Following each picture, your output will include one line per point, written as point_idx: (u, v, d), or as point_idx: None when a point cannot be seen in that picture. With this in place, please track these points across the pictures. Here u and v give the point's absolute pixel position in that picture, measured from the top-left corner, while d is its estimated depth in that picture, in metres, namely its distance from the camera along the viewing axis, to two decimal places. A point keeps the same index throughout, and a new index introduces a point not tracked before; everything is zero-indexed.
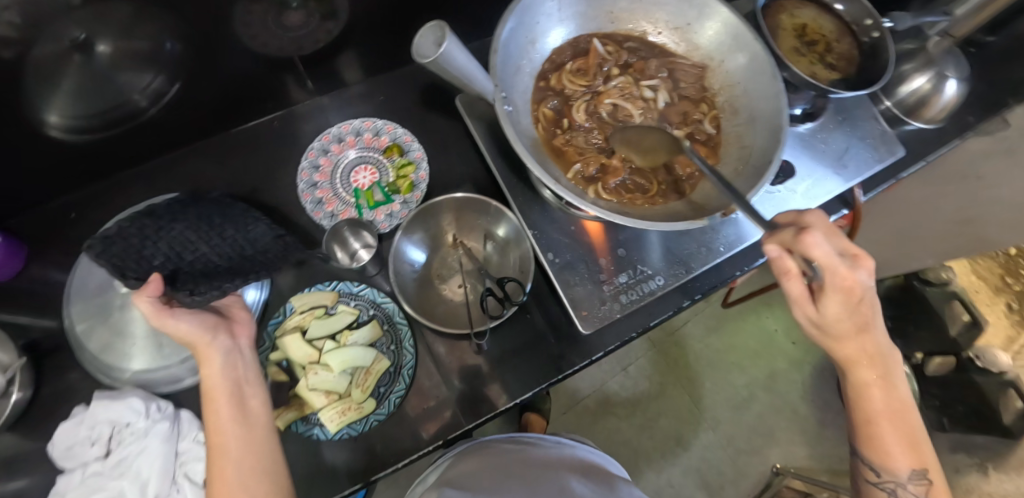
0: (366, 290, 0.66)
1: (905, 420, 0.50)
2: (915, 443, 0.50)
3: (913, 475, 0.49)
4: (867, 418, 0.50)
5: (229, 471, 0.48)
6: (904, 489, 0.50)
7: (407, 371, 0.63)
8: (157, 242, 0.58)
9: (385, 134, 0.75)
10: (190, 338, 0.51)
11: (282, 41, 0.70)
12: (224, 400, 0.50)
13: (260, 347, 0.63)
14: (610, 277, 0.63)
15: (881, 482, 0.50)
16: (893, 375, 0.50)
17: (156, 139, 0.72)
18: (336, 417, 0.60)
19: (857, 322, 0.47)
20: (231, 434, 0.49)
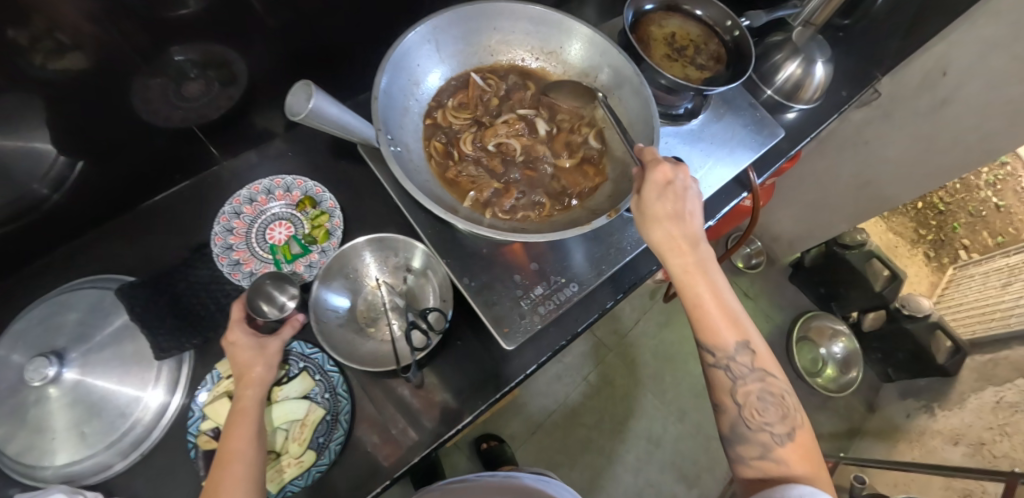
0: (293, 343, 0.66)
1: (723, 300, 0.55)
2: (734, 319, 0.54)
3: (738, 348, 0.53)
4: (695, 303, 0.54)
5: (238, 445, 0.53)
6: (734, 361, 0.53)
7: (345, 417, 0.63)
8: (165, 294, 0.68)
9: (297, 188, 0.76)
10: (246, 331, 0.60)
11: (183, 111, 0.71)
12: (252, 387, 0.56)
13: (191, 418, 0.63)
14: (527, 290, 0.66)
15: (718, 361, 0.54)
16: (707, 263, 0.55)
17: (62, 226, 0.71)
18: (276, 476, 0.60)
19: (671, 207, 0.54)
20: (247, 419, 0.54)
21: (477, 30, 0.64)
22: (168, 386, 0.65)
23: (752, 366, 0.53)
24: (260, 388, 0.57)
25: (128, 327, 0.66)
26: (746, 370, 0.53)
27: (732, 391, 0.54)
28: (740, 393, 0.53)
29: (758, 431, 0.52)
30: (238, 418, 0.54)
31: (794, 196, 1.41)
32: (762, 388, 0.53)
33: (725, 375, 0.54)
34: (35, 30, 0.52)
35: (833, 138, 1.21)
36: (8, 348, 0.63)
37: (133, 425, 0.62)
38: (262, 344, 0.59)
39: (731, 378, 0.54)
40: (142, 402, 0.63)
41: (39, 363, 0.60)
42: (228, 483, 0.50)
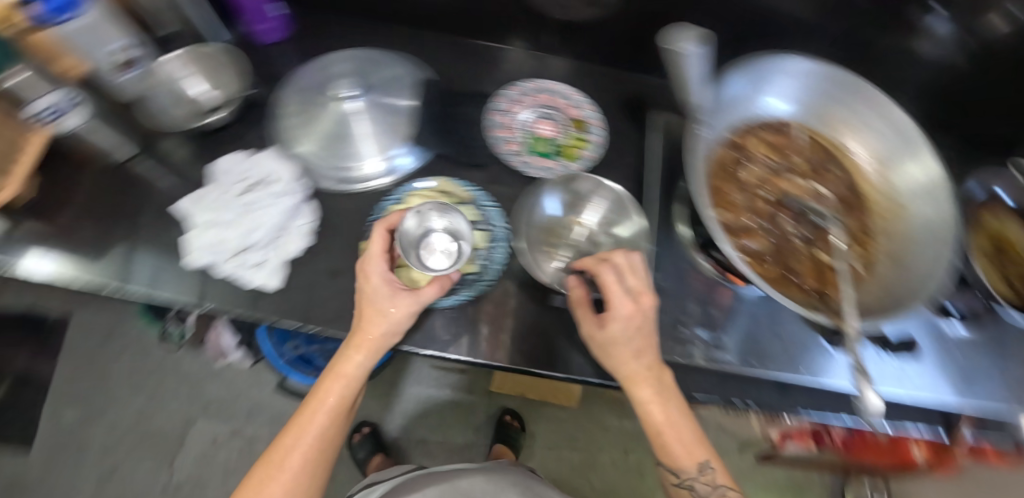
0: (491, 208, 0.73)
1: (685, 435, 0.59)
2: (693, 447, 0.59)
3: (702, 470, 0.59)
4: (655, 430, 0.59)
5: (330, 401, 0.60)
6: (696, 480, 0.59)
7: (482, 286, 0.68)
8: (451, 108, 0.81)
9: (581, 109, 0.82)
10: (375, 287, 0.60)
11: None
12: (367, 340, 0.59)
13: (390, 196, 0.74)
14: (690, 321, 0.69)
15: (681, 479, 0.60)
16: (668, 394, 0.59)
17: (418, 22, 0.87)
18: (401, 280, 0.68)
19: (636, 346, 0.58)
20: (336, 385, 0.60)
21: (832, 99, 0.65)
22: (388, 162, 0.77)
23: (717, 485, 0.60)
24: (365, 356, 0.59)
25: (411, 109, 0.80)
26: (707, 486, 0.60)
27: None
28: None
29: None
30: (338, 371, 0.59)
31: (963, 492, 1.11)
32: None
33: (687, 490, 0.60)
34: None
35: None
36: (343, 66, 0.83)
37: (353, 169, 0.76)
38: (390, 304, 0.59)
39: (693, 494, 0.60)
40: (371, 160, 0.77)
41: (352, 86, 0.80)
42: (302, 433, 0.59)
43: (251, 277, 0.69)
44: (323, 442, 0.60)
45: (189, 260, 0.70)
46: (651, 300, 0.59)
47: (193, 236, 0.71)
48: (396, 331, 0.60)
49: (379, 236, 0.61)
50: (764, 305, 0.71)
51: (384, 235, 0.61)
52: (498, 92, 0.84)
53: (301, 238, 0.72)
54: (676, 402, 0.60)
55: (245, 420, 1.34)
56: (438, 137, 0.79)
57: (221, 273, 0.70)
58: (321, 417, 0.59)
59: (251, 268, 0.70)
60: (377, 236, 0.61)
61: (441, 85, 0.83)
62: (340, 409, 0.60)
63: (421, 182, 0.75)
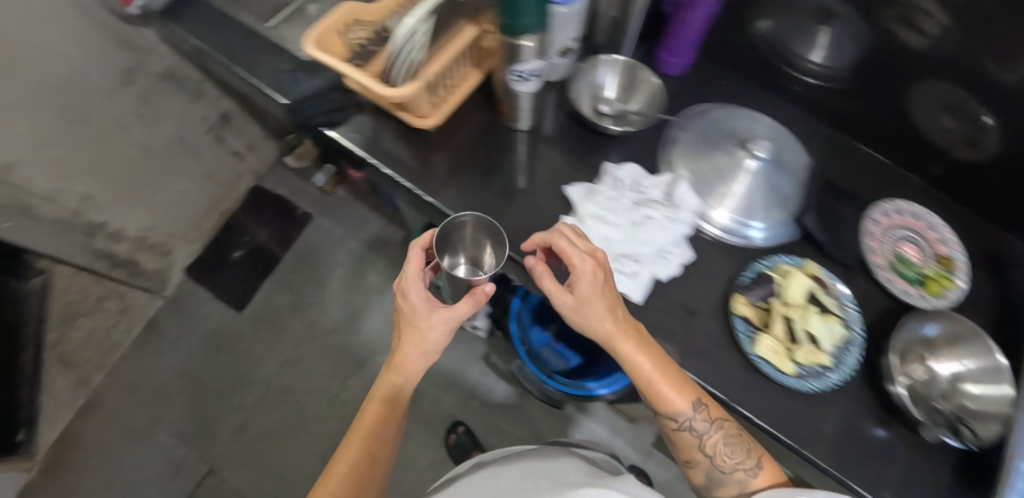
0: (854, 311, 0.79)
1: (652, 363, 0.66)
2: (680, 382, 0.67)
3: (698, 408, 0.67)
4: (646, 380, 0.66)
5: (365, 430, 0.75)
6: (703, 433, 0.66)
7: (831, 382, 0.74)
8: (828, 199, 0.86)
9: (944, 248, 0.86)
10: (406, 313, 0.73)
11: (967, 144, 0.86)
12: (376, 407, 0.76)
13: (772, 260, 0.80)
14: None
15: (680, 423, 0.66)
16: (646, 348, 0.66)
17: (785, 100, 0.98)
18: (767, 345, 0.74)
19: (607, 304, 0.65)
20: (375, 415, 0.76)
21: None
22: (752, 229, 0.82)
23: (750, 469, 0.63)
24: (408, 376, 0.76)
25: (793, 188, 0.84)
26: (712, 433, 0.66)
27: (704, 452, 0.66)
28: (716, 455, 0.65)
29: (731, 473, 0.64)
30: (377, 393, 0.76)
31: None
32: (730, 439, 0.66)
33: (698, 447, 0.66)
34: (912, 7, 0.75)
35: None
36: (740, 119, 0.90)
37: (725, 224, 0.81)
38: (428, 323, 0.71)
39: (710, 456, 0.66)
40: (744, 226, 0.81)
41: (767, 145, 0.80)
42: (373, 436, 0.74)
43: (622, 281, 0.75)
44: (379, 437, 0.75)
45: None
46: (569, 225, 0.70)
47: (582, 223, 0.78)
48: (433, 348, 0.73)
49: (416, 249, 0.71)
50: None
51: (420, 252, 0.71)
52: (869, 201, 0.88)
53: (671, 268, 0.76)
54: (674, 369, 0.68)
55: (423, 372, 1.43)
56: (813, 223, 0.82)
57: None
58: (392, 404, 0.77)
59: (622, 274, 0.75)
60: (414, 251, 0.71)
61: (820, 173, 0.90)
62: (384, 412, 0.76)
63: (794, 261, 0.80)
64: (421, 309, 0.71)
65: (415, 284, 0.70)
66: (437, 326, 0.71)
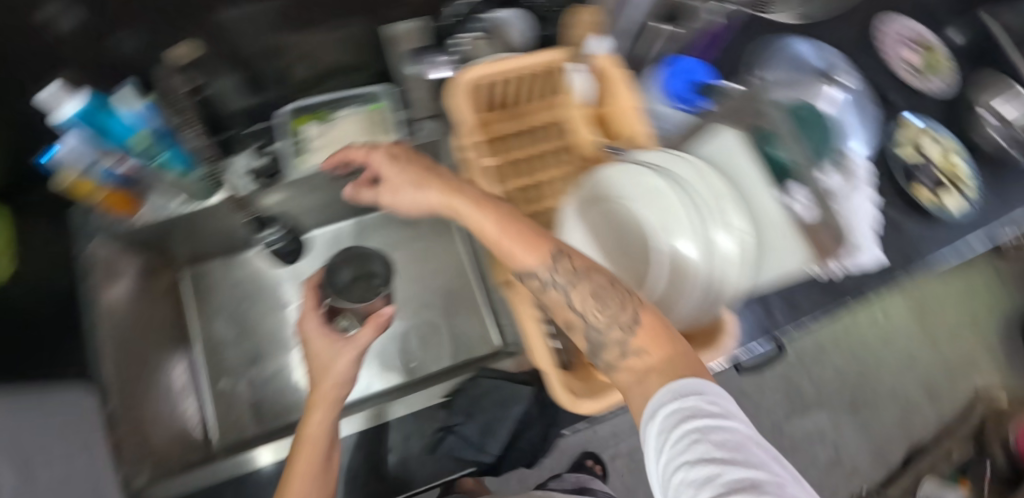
0: (937, 129, 0.94)
1: (482, 223, 0.50)
2: (653, 333, 0.42)
3: (557, 262, 0.47)
4: (493, 241, 0.50)
5: (301, 468, 0.53)
6: (609, 323, 0.44)
7: (975, 181, 0.93)
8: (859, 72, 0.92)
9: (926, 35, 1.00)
10: (321, 337, 0.59)
11: None
12: (309, 449, 0.54)
13: (890, 150, 0.91)
14: None
15: (594, 328, 0.45)
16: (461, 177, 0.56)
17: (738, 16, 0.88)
18: (949, 200, 0.90)
19: (413, 180, 0.56)
20: (313, 438, 0.54)
21: None
22: (916, 119, 0.94)
23: (632, 325, 0.43)
24: (327, 411, 0.55)
25: (846, 84, 0.88)
26: (616, 341, 0.43)
27: (617, 368, 0.44)
28: (639, 377, 0.42)
29: (607, 332, 0.44)
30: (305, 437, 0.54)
31: None
32: (631, 354, 0.43)
33: (614, 351, 0.44)
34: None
35: None
36: (778, 63, 0.88)
37: (899, 143, 0.92)
38: (335, 355, 0.57)
39: (590, 337, 0.45)
40: (900, 126, 0.93)
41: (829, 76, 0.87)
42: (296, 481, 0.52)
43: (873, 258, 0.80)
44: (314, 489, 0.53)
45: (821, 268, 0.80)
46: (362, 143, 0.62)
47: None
48: (347, 376, 0.57)
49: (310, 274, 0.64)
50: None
51: (312, 291, 0.62)
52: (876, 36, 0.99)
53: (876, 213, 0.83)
54: (596, 309, 0.45)
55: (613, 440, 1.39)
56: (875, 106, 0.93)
57: (831, 275, 0.82)
58: (332, 394, 0.57)
59: (872, 251, 0.80)
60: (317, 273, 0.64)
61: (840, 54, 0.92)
62: (318, 454, 0.54)
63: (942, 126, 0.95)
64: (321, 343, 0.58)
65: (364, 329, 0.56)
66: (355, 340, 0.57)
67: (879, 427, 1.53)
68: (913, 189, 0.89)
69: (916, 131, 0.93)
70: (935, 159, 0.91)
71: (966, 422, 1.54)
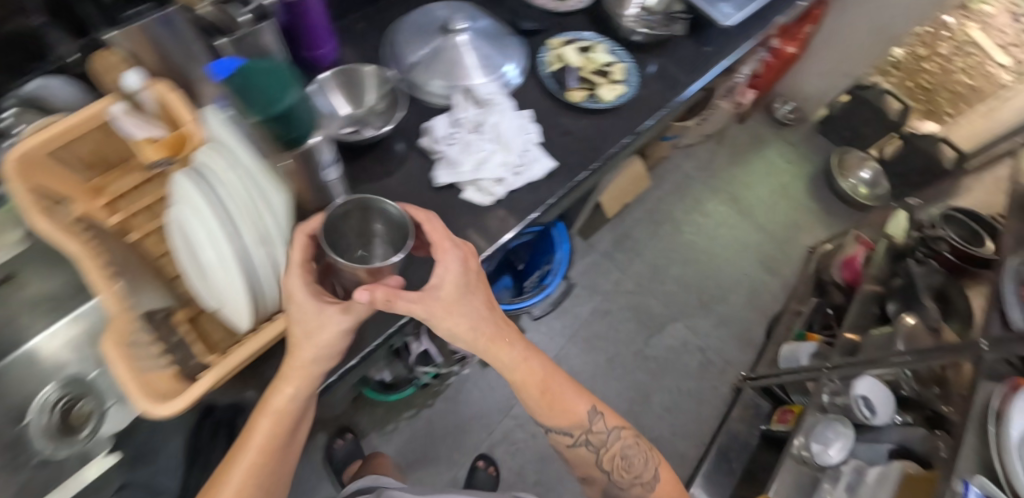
0: (587, 34, 0.99)
1: (509, 370, 0.70)
2: (575, 417, 0.76)
3: (595, 421, 0.76)
4: (528, 392, 0.72)
5: (258, 441, 0.59)
6: (594, 429, 0.76)
7: (635, 67, 0.97)
8: (497, 10, 0.98)
9: None
10: (291, 325, 0.58)
11: None
12: (260, 432, 0.59)
13: (543, 67, 0.94)
14: (725, 8, 1.04)
15: (574, 438, 0.76)
16: (396, 292, 0.57)
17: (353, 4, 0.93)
18: (609, 93, 0.93)
19: (455, 260, 0.62)
20: (257, 423, 0.59)
21: None
22: (567, 34, 0.99)
23: (600, 423, 0.77)
24: (299, 387, 0.59)
25: (477, 24, 0.92)
26: (602, 431, 0.76)
27: (597, 455, 0.77)
28: (573, 406, 0.75)
29: (596, 429, 0.76)
30: (271, 408, 0.58)
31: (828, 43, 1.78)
32: (622, 449, 0.77)
33: (584, 450, 0.77)
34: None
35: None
36: (408, 28, 0.91)
37: (544, 62, 0.94)
38: (318, 316, 0.57)
39: (592, 448, 0.76)
40: (548, 46, 0.96)
41: (460, 19, 0.90)
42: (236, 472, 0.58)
43: (536, 171, 0.83)
44: (263, 456, 0.59)
45: (488, 198, 0.80)
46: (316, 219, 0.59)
47: (461, 183, 0.81)
48: (330, 345, 0.58)
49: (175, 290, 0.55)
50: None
51: (302, 239, 0.59)
52: None
53: (534, 128, 0.86)
54: (620, 461, 0.76)
55: (489, 429, 1.38)
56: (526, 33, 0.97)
57: (499, 198, 0.81)
58: (311, 369, 0.59)
59: (530, 164, 0.83)
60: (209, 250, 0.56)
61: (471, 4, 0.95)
62: (285, 420, 0.60)
63: (588, 33, 0.99)
64: (304, 307, 0.56)
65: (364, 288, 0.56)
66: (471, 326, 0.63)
67: (735, 316, 1.62)
68: (569, 94, 0.91)
69: (563, 45, 0.96)
70: (580, 65, 0.93)
71: (807, 277, 1.67)
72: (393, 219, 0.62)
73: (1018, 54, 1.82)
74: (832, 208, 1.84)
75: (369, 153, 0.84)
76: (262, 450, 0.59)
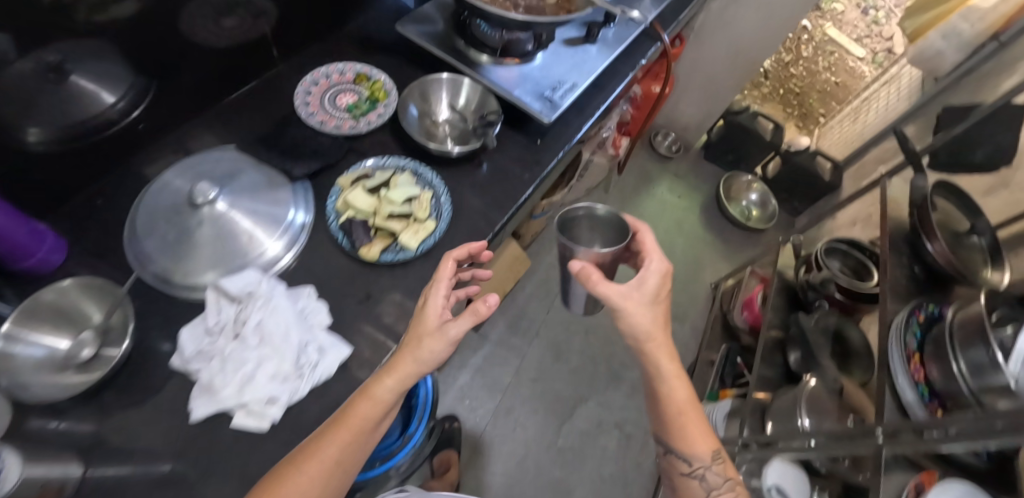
0: (388, 160, 0.84)
1: (663, 385, 0.72)
2: (707, 441, 0.74)
3: (715, 459, 0.74)
4: (677, 407, 0.73)
5: (325, 460, 0.59)
6: (711, 470, 0.74)
7: (446, 196, 0.83)
8: (274, 150, 0.83)
9: (349, 71, 0.94)
10: (433, 322, 0.65)
11: (216, 35, 0.89)
12: (359, 421, 0.61)
13: (331, 217, 0.77)
14: (547, 95, 0.93)
15: (692, 468, 0.74)
16: (630, 305, 0.69)
17: (103, 157, 0.81)
18: (413, 237, 0.77)
19: (654, 308, 0.71)
20: (363, 405, 0.62)
21: None
22: (366, 165, 0.84)
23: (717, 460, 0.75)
24: (396, 382, 0.63)
25: (242, 181, 0.77)
26: (712, 475, 0.74)
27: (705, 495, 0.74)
28: (689, 428, 0.74)
29: (711, 482, 0.74)
30: (370, 393, 0.62)
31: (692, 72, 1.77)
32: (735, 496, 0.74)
33: (692, 479, 0.75)
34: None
35: (704, 27, 1.64)
36: (152, 199, 0.74)
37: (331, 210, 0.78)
38: (446, 330, 0.64)
39: (703, 487, 0.74)
40: (338, 188, 0.80)
41: (203, 185, 0.72)
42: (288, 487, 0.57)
43: (326, 365, 0.68)
44: (345, 454, 0.60)
45: (261, 422, 0.64)
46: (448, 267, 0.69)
47: (227, 409, 0.64)
48: (432, 360, 0.64)
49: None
50: (546, 62, 1.00)
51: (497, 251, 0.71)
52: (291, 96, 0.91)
53: (323, 306, 0.72)
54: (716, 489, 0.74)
55: None
56: (309, 173, 0.82)
57: (272, 419, 0.64)
58: (413, 370, 0.63)
59: (317, 357, 0.68)
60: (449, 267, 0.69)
61: (235, 149, 0.81)
62: (366, 423, 0.62)
63: (388, 160, 0.85)
64: (432, 316, 0.65)
65: (653, 267, 0.71)
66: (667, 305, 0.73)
67: None
68: (360, 249, 0.75)
69: (356, 182, 0.80)
70: (370, 210, 0.77)
71: (715, 320, 1.60)
72: (599, 220, 0.76)
73: (872, 45, 2.13)
74: (729, 237, 1.82)
75: (115, 382, 0.66)
76: (343, 452, 0.60)
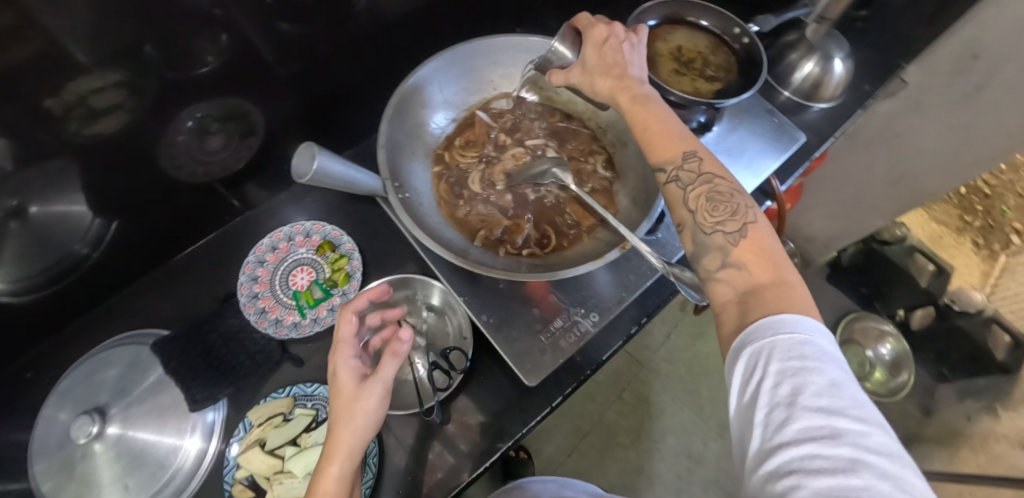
0: (320, 389, 0.68)
1: (668, 123, 0.55)
2: (678, 136, 0.54)
3: (685, 160, 0.52)
4: (641, 125, 0.56)
5: None
6: (682, 175, 0.52)
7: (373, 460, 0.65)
8: (200, 347, 0.69)
9: (317, 233, 0.78)
10: (346, 386, 0.49)
11: (205, 166, 0.75)
12: None
13: (225, 468, 0.64)
14: (546, 324, 0.65)
15: (667, 174, 0.53)
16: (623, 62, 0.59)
17: (62, 306, 0.74)
18: None
19: (614, 62, 0.59)
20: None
21: (478, 66, 0.69)
22: (290, 389, 0.68)
23: (692, 163, 0.52)
24: (345, 462, 0.47)
25: (150, 393, 0.68)
26: (695, 177, 0.51)
27: (686, 202, 0.51)
28: (658, 143, 0.54)
29: (711, 233, 0.49)
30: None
31: (831, 177, 1.33)
32: (711, 189, 0.50)
33: (676, 190, 0.52)
34: (67, 98, 0.55)
35: (861, 132, 1.19)
36: (63, 404, 0.67)
37: (226, 463, 0.64)
38: (361, 393, 0.48)
39: (682, 188, 0.51)
40: (245, 426, 0.65)
41: (83, 421, 0.63)
42: None
43: None
44: None
45: None
46: (345, 326, 0.52)
47: None
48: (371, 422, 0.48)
49: None
50: None
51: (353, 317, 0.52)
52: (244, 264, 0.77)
53: None
54: (708, 211, 0.50)
55: None
56: (225, 390, 0.67)
57: None
58: (355, 446, 0.48)
59: None
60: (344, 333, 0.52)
61: (156, 343, 0.69)
62: None
63: (317, 388, 0.68)
64: (345, 383, 0.49)
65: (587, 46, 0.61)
66: (624, 56, 0.58)
67: None
68: None
69: (268, 421, 0.66)
70: (267, 477, 0.62)
71: None
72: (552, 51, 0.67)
73: None
74: None
75: None
76: None
